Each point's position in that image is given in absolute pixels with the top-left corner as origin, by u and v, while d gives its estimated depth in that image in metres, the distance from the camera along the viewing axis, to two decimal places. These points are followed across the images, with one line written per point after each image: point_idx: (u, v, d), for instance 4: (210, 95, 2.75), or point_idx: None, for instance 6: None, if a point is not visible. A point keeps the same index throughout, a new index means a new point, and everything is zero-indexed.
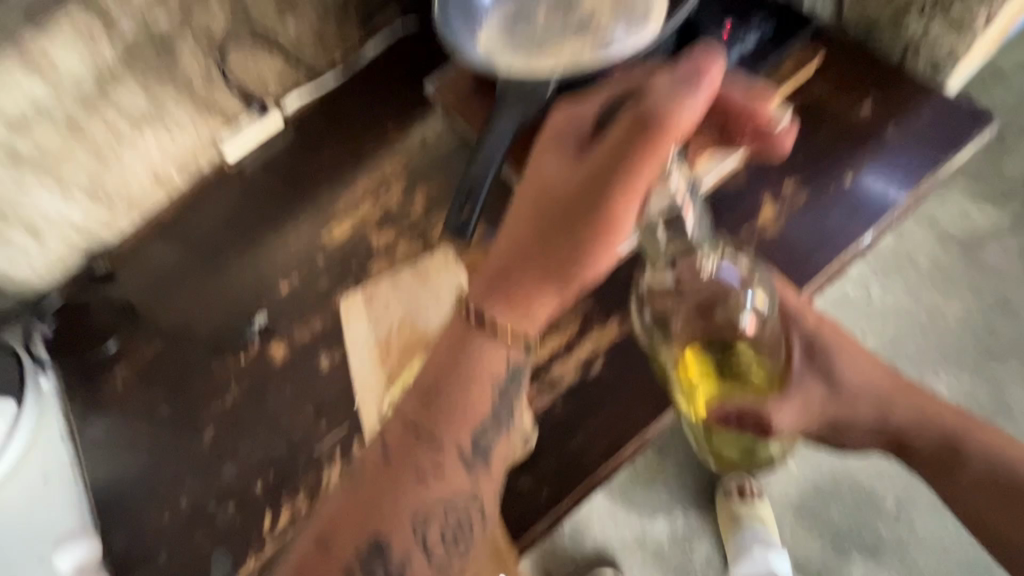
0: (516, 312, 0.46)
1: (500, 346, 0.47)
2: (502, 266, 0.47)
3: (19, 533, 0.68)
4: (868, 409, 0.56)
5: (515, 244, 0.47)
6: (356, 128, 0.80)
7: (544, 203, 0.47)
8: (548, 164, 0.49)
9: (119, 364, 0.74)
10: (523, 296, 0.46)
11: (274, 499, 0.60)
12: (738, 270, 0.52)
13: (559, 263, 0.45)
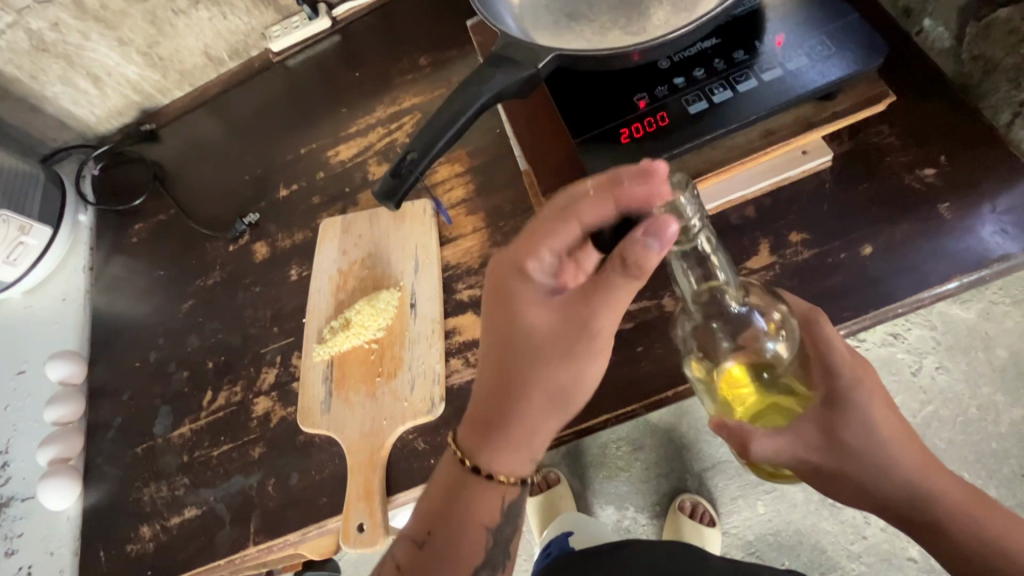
0: (519, 454, 0.45)
1: (497, 492, 0.45)
2: (497, 424, 0.44)
3: (34, 333, 0.79)
4: (860, 463, 0.48)
5: (509, 398, 0.44)
6: (394, 51, 0.79)
7: (526, 355, 0.43)
8: (525, 306, 0.44)
9: (139, 219, 0.82)
10: (529, 438, 0.44)
11: (217, 380, 0.66)
12: (768, 314, 0.45)
13: (564, 402, 0.44)
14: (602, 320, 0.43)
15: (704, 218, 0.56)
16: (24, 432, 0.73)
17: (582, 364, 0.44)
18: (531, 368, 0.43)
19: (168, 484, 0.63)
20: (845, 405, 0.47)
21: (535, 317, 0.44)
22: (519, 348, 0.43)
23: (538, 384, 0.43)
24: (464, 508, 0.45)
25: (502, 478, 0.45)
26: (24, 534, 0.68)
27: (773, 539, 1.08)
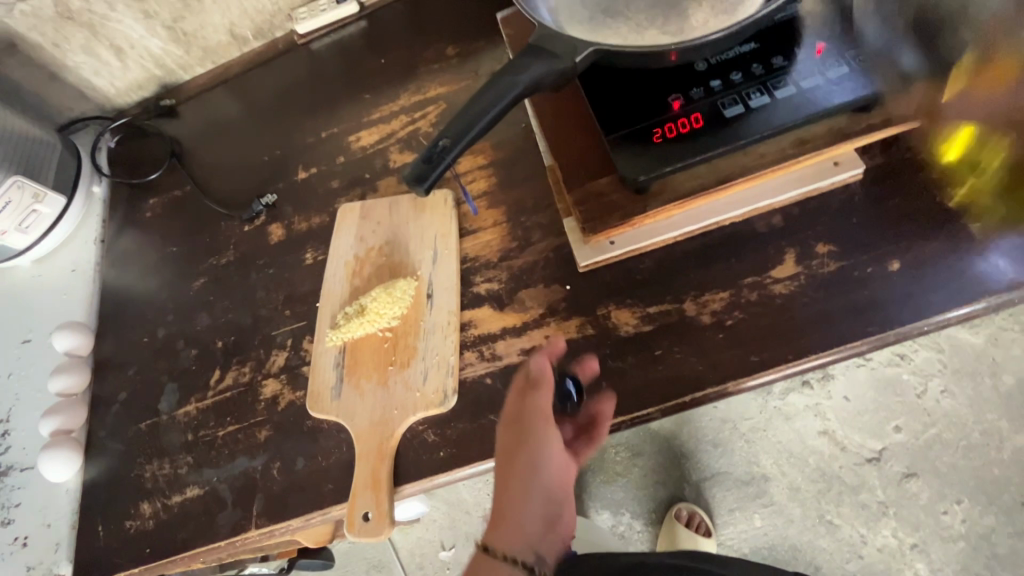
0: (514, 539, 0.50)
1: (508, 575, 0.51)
2: (500, 517, 0.51)
3: (42, 303, 0.78)
4: None
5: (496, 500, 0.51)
6: (421, 40, 0.78)
7: (512, 468, 0.50)
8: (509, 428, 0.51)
9: (153, 194, 0.81)
10: (517, 527, 0.50)
11: (226, 360, 0.66)
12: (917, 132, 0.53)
13: (536, 491, 0.50)
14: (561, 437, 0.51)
15: (729, 224, 0.56)
16: (26, 402, 0.72)
17: (545, 463, 0.50)
18: (506, 478, 0.50)
19: (171, 462, 0.63)
20: None
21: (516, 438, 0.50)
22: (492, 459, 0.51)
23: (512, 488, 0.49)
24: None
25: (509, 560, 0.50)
26: (21, 505, 0.67)
27: (768, 553, 1.08)
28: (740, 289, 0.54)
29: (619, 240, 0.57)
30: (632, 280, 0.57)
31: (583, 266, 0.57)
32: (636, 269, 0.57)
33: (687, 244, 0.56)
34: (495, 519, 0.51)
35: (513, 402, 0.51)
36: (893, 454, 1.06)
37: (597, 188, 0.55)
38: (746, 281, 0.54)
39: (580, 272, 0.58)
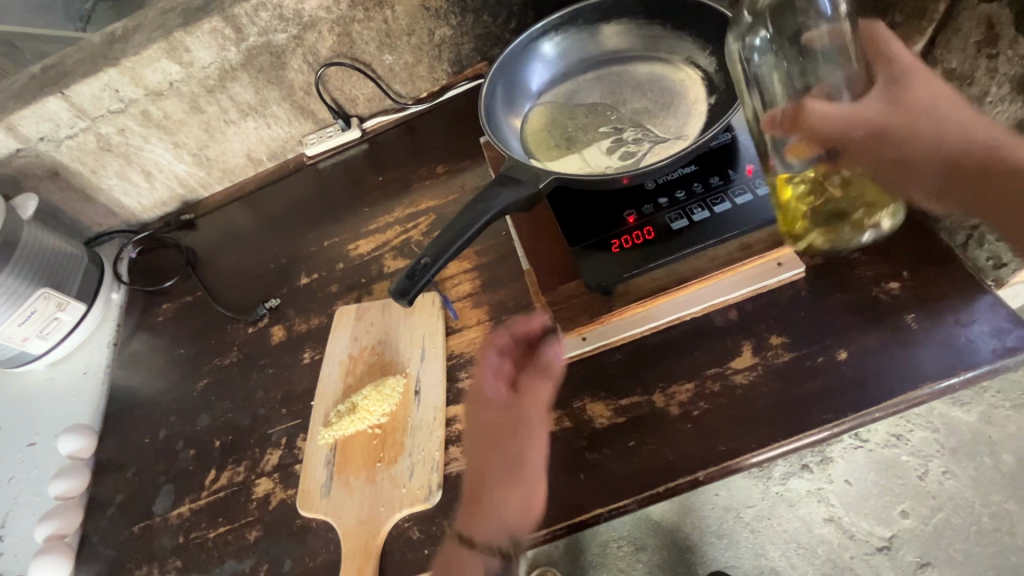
0: (492, 522, 0.55)
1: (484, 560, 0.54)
2: (480, 492, 0.57)
3: (51, 406, 0.82)
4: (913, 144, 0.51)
5: (477, 470, 0.58)
6: (416, 160, 0.89)
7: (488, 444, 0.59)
8: (488, 412, 0.61)
9: (168, 299, 0.88)
10: (495, 498, 0.56)
11: (222, 459, 0.68)
12: None
13: (518, 467, 0.56)
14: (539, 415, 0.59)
15: (689, 319, 0.61)
16: (24, 507, 0.74)
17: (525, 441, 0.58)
18: (490, 446, 0.59)
19: (161, 566, 0.63)
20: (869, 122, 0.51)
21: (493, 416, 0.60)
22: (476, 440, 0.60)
23: (496, 460, 0.58)
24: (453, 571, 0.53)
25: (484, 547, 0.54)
26: None
27: None
28: (703, 380, 0.58)
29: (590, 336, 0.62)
30: (605, 374, 0.61)
31: (557, 360, 0.61)
32: (608, 363, 0.61)
33: (654, 338, 0.61)
34: (471, 499, 0.57)
35: (496, 387, 0.61)
36: (903, 542, 1.02)
37: (567, 291, 0.61)
38: (708, 372, 0.58)
39: (556, 366, 0.62)
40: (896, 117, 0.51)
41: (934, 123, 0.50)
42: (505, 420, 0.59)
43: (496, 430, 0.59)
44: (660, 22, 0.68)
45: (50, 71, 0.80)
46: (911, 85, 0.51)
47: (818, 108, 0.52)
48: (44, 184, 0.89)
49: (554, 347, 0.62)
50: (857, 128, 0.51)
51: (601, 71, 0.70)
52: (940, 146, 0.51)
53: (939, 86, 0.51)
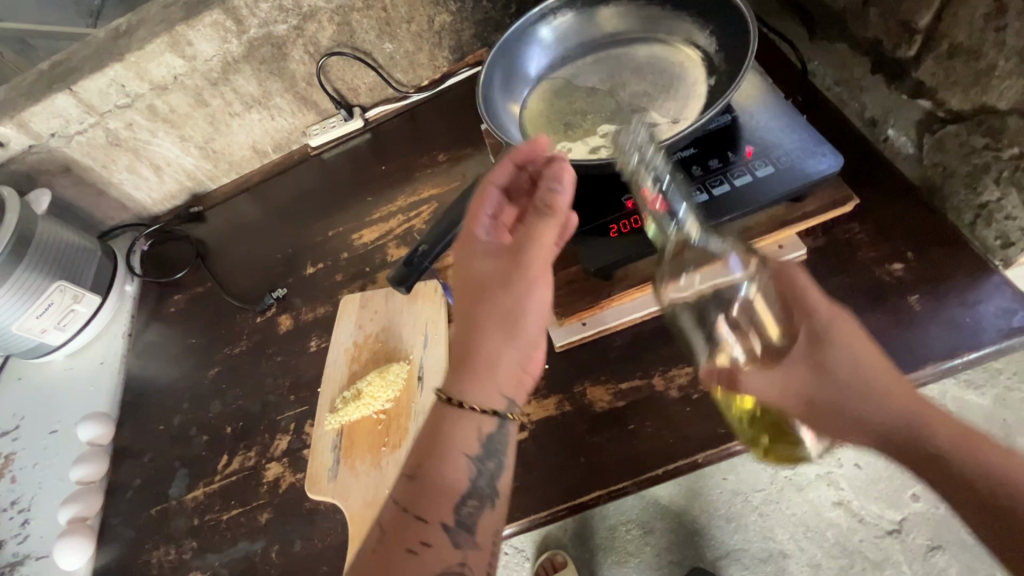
0: (485, 385, 0.46)
1: (473, 424, 0.46)
2: (467, 357, 0.47)
3: (71, 394, 0.85)
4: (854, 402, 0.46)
5: (465, 331, 0.47)
6: (418, 148, 0.89)
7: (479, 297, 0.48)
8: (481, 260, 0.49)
9: (179, 290, 0.90)
10: (489, 352, 0.47)
11: (234, 444, 0.70)
12: (843, 192, 0.58)
13: (514, 325, 0.47)
14: (542, 249, 0.49)
15: None
16: (47, 491, 0.77)
17: (524, 297, 0.47)
18: (480, 293, 0.48)
19: (177, 547, 0.66)
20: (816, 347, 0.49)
21: (484, 266, 0.49)
22: (467, 290, 0.49)
23: (489, 312, 0.47)
24: (439, 436, 0.45)
25: (476, 408, 0.46)
26: None
27: None
28: None
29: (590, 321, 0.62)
30: (605, 358, 0.61)
31: (557, 346, 0.62)
32: (609, 348, 0.61)
33: (654, 322, 0.61)
34: (458, 364, 0.47)
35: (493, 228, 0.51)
36: None
37: (567, 276, 0.61)
38: None
39: (556, 351, 0.63)
40: (829, 394, 0.47)
41: (868, 400, 0.46)
42: (496, 271, 0.48)
43: (485, 279, 0.48)
44: (659, 2, 0.67)
45: (57, 68, 0.82)
46: (833, 348, 0.48)
47: (754, 383, 0.48)
48: (57, 179, 0.91)
49: (562, 181, 0.48)
50: (789, 400, 0.49)
51: (600, 54, 0.69)
52: (885, 412, 0.45)
53: (863, 355, 0.47)
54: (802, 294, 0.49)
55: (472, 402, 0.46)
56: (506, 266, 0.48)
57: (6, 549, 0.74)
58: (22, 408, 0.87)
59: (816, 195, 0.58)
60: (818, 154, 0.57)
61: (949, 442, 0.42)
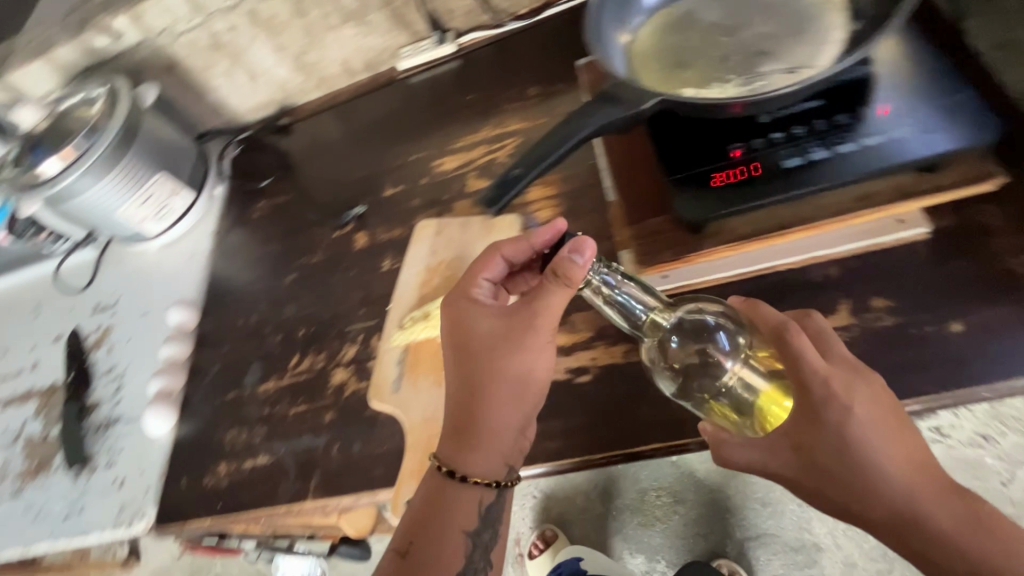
0: (488, 455, 0.53)
1: (472, 496, 0.53)
2: (471, 429, 0.53)
3: (164, 282, 0.92)
4: (847, 491, 0.48)
5: (467, 404, 0.54)
6: (508, 80, 0.86)
7: (476, 366, 0.54)
8: (480, 323, 0.55)
9: (264, 198, 0.94)
10: (489, 425, 0.53)
11: (305, 346, 0.74)
12: (989, 167, 0.51)
13: (514, 393, 0.53)
14: (542, 320, 0.53)
15: (782, 270, 0.57)
16: (138, 364, 0.84)
17: (523, 368, 0.53)
18: (477, 362, 0.54)
19: (247, 430, 0.71)
20: (818, 419, 0.48)
21: (483, 329, 0.55)
22: (472, 353, 0.55)
23: (488, 386, 0.53)
24: (443, 513, 0.52)
25: (477, 480, 0.53)
26: (122, 452, 0.77)
27: None
28: None
29: (671, 275, 0.59)
30: None
31: None
32: None
33: (740, 286, 0.58)
34: (459, 434, 0.53)
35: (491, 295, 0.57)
36: None
37: (654, 227, 0.59)
38: None
39: None
40: (821, 475, 0.49)
41: (861, 487, 0.47)
42: (494, 336, 0.54)
43: (484, 351, 0.54)
44: None
45: None
46: (831, 427, 0.48)
47: (735, 455, 0.52)
48: (162, 77, 0.95)
49: (579, 252, 0.49)
50: (779, 472, 0.51)
51: None
52: (884, 498, 0.47)
53: (870, 435, 0.47)
54: (800, 363, 0.49)
55: (474, 474, 0.53)
56: (502, 334, 0.54)
57: (100, 410, 0.83)
58: (119, 290, 0.95)
59: (954, 168, 0.51)
60: (967, 121, 0.50)
61: (934, 526, 0.45)
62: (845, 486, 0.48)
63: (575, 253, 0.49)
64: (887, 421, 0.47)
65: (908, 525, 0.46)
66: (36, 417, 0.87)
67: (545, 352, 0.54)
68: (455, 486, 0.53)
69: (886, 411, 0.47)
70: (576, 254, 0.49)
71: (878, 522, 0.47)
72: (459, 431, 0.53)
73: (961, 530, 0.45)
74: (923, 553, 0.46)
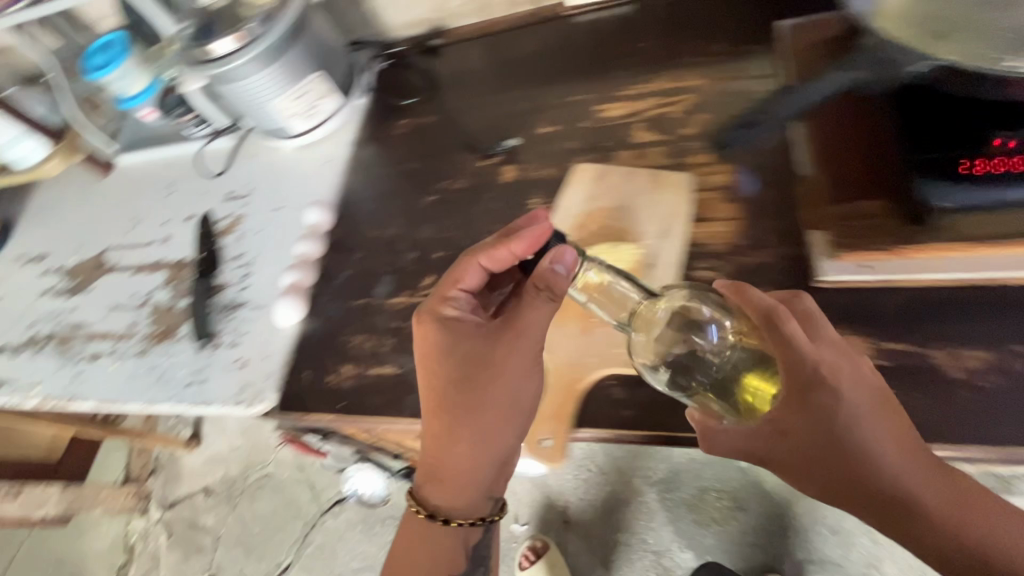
0: (454, 497, 0.62)
1: (442, 531, 0.63)
2: (445, 477, 0.60)
3: (298, 182, 0.93)
4: (835, 470, 0.48)
5: (438, 445, 0.59)
6: (689, 34, 0.80)
7: (452, 396, 0.57)
8: (450, 338, 0.57)
9: (408, 116, 0.92)
10: (466, 459, 0.59)
11: (441, 269, 0.73)
12: None
13: (494, 421, 0.58)
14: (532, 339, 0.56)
15: (1003, 284, 0.53)
16: (268, 256, 0.86)
17: (506, 394, 0.57)
18: (452, 388, 0.57)
19: (374, 337, 0.71)
20: (809, 400, 0.49)
21: (462, 343, 0.58)
22: (444, 375, 0.58)
23: (464, 420, 0.57)
24: (424, 545, 0.63)
25: (457, 521, 0.63)
26: (246, 335, 0.79)
27: None
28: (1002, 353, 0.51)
29: (876, 267, 0.55)
30: (874, 309, 0.55)
31: (823, 279, 0.56)
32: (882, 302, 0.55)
33: (948, 293, 0.54)
34: (436, 478, 0.61)
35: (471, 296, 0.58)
36: None
37: (863, 212, 0.56)
38: (1011, 347, 0.51)
39: (816, 286, 0.57)
40: (818, 458, 0.48)
41: (857, 476, 0.47)
42: (472, 357, 0.57)
43: (457, 378, 0.57)
44: None
45: None
46: (824, 408, 0.48)
47: (730, 440, 0.52)
48: None
49: (558, 262, 0.50)
50: (774, 454, 0.51)
51: None
52: (874, 477, 0.47)
53: (858, 412, 0.48)
54: (791, 347, 0.50)
55: (456, 517, 0.63)
56: (479, 355, 0.57)
57: (227, 292, 0.85)
58: (253, 182, 0.97)
59: None
60: None
61: (925, 504, 0.46)
62: (835, 467, 0.48)
63: (556, 261, 0.50)
64: (876, 401, 0.48)
65: (900, 503, 0.47)
66: (165, 287, 0.91)
67: (526, 375, 0.57)
68: (437, 526, 0.63)
69: (860, 399, 0.48)
70: (558, 264, 0.50)
71: (876, 510, 0.48)
72: (430, 475, 0.61)
73: (958, 511, 0.46)
74: (921, 530, 0.46)
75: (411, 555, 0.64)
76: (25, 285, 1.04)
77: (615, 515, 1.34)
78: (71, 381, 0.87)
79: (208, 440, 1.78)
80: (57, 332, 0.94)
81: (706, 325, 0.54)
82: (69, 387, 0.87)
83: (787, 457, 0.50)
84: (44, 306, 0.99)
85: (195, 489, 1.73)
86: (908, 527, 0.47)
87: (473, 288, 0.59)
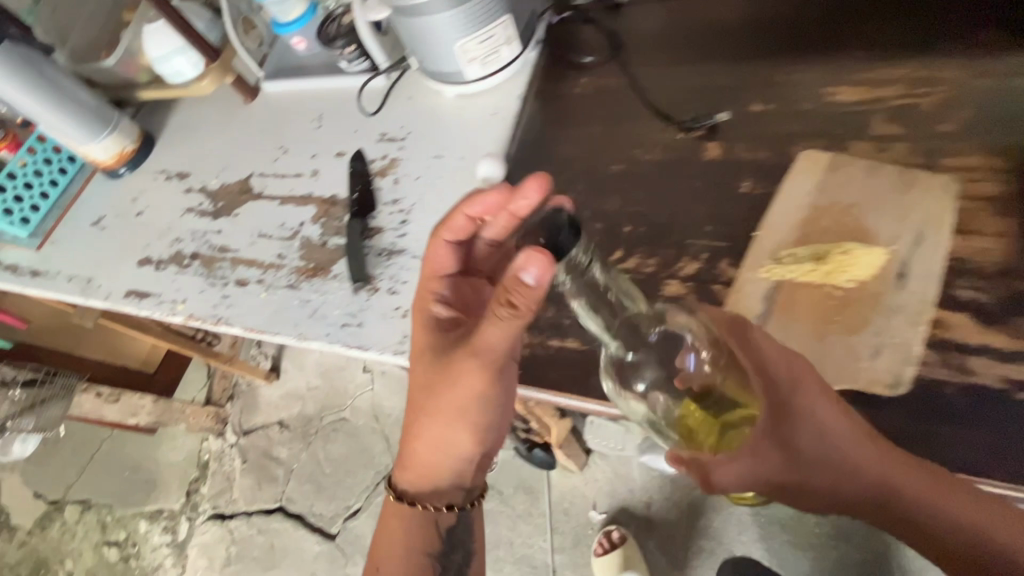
0: (423, 479, 0.69)
1: (420, 511, 0.70)
2: (412, 460, 0.68)
3: (460, 131, 0.88)
4: (828, 474, 0.52)
5: (411, 420, 0.67)
6: (945, 17, 0.70)
7: (419, 375, 0.65)
8: (423, 328, 0.66)
9: (587, 75, 0.86)
10: (425, 439, 0.66)
11: (631, 245, 0.68)
12: None
13: (446, 413, 0.64)
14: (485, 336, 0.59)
15: None
16: (428, 205, 0.83)
17: (452, 386, 0.63)
18: (416, 372, 0.65)
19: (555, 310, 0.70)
20: (789, 416, 0.52)
21: (434, 324, 0.66)
22: (416, 360, 0.66)
23: (423, 402, 0.65)
24: (402, 524, 0.70)
25: (428, 505, 0.70)
26: (407, 285, 0.77)
27: None
28: None
29: None
30: None
31: None
32: None
33: None
34: (405, 464, 0.69)
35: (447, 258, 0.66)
36: None
37: None
38: None
39: None
40: (820, 470, 0.52)
41: (834, 475, 0.52)
42: (433, 344, 0.65)
43: (421, 362, 0.65)
44: None
45: None
46: (804, 425, 0.51)
47: (726, 476, 0.52)
48: None
49: (529, 271, 0.46)
50: (766, 481, 0.53)
51: None
52: (869, 482, 0.51)
53: (841, 425, 0.50)
54: (761, 355, 0.52)
55: (422, 499, 0.70)
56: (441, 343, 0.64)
57: (384, 236, 0.83)
58: (409, 125, 0.93)
59: None
60: None
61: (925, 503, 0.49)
62: (832, 473, 0.52)
63: (522, 271, 0.47)
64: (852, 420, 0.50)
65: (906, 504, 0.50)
66: (315, 222, 0.89)
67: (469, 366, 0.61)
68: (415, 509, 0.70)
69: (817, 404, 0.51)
70: (528, 274, 0.47)
71: (863, 499, 0.52)
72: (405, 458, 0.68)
73: (943, 497, 0.48)
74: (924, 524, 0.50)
75: (385, 535, 0.71)
76: (168, 200, 1.05)
77: (700, 519, 1.29)
78: (219, 303, 0.86)
79: (286, 375, 1.81)
80: (201, 253, 0.94)
81: (683, 354, 0.52)
82: (216, 309, 0.86)
83: (786, 474, 0.53)
84: (188, 224, 0.99)
85: (271, 421, 1.77)
86: (910, 521, 0.51)
87: (445, 265, 0.67)
